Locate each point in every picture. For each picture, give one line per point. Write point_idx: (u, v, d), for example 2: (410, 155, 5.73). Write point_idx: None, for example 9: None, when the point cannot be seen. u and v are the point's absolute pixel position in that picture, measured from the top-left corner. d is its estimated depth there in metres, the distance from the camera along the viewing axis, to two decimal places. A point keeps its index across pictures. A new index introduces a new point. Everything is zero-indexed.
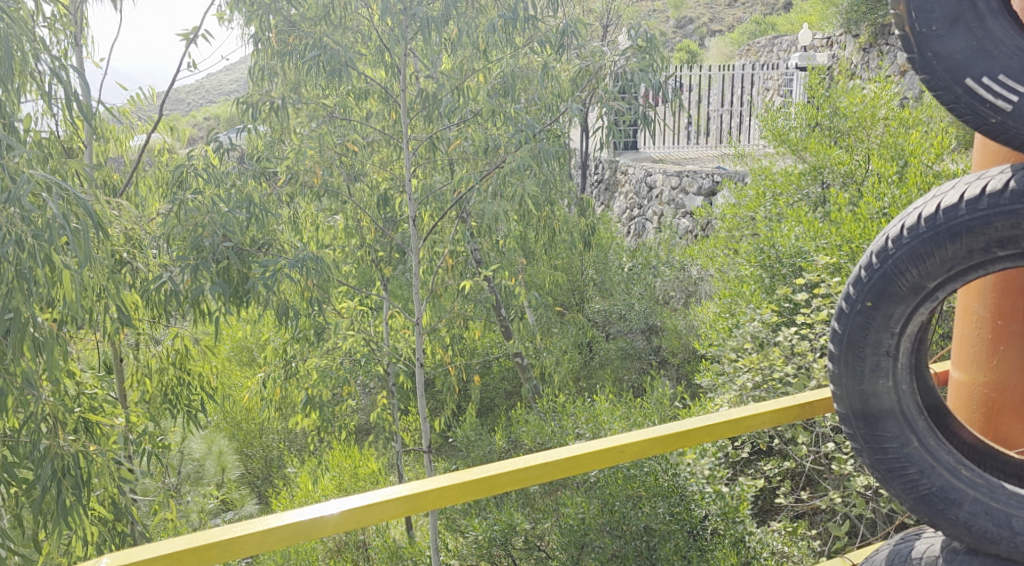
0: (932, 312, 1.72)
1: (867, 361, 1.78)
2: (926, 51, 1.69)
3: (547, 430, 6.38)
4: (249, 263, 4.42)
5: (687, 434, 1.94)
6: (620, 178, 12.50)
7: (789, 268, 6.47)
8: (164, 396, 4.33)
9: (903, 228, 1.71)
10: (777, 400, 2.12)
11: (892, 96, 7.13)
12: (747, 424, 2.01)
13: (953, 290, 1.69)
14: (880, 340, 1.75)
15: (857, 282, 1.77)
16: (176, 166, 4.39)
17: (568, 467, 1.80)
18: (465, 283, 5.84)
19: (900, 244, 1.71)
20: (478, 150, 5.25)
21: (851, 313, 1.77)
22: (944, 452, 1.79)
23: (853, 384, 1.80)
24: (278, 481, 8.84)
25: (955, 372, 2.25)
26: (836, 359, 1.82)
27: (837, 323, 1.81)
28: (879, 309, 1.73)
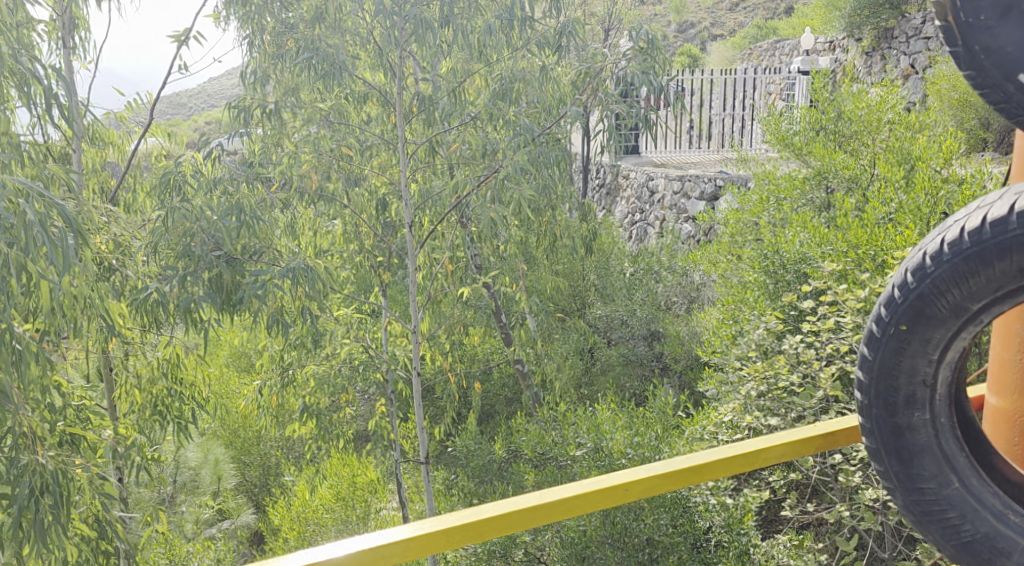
0: (973, 336, 1.59)
1: (901, 389, 1.66)
2: (973, 44, 1.58)
3: (548, 440, 6.26)
4: (240, 271, 4.32)
5: (704, 468, 1.80)
6: (621, 183, 12.40)
7: (793, 274, 6.35)
8: (154, 408, 4.23)
9: (942, 244, 1.58)
10: (798, 429, 1.96)
11: (897, 99, 7.02)
12: (767, 456, 1.86)
13: (998, 313, 1.56)
14: (916, 367, 1.63)
15: (890, 303, 1.66)
16: (163, 173, 4.28)
17: (576, 505, 1.66)
18: (465, 290, 5.72)
19: (940, 261, 1.59)
20: (476, 153, 5.14)
21: (882, 338, 1.66)
22: (989, 495, 1.69)
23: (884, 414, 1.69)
24: (276, 489, 8.72)
25: (992, 399, 2.09)
26: (867, 388, 1.70)
27: (867, 347, 1.70)
28: (914, 333, 1.61)
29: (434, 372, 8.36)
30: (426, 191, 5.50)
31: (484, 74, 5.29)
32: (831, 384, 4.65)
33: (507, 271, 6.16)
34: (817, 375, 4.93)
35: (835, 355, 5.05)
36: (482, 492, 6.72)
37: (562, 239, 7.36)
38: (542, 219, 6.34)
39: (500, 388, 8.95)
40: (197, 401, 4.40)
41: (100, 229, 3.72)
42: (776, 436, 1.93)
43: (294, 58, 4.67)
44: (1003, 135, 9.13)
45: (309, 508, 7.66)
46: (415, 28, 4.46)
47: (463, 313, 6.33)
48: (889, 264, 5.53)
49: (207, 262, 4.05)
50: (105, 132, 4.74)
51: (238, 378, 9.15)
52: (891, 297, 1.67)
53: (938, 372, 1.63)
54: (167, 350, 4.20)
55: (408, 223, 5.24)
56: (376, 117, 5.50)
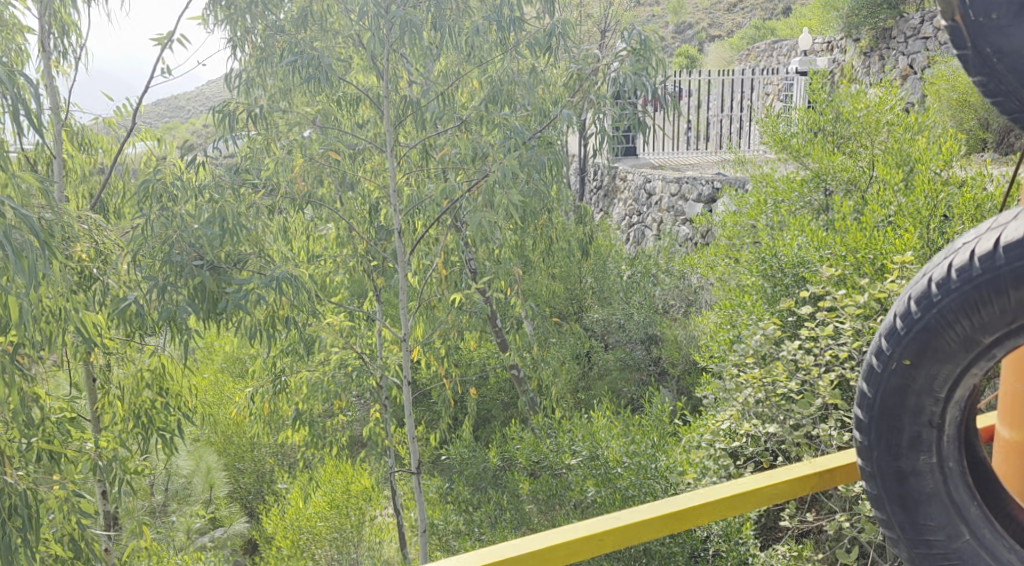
0: (985, 372, 1.53)
1: (906, 426, 1.61)
2: (984, 46, 1.49)
3: (542, 448, 6.17)
4: (224, 280, 4.22)
5: (691, 513, 1.70)
6: (619, 185, 12.30)
7: (791, 278, 6.28)
8: (136, 419, 4.11)
9: (947, 273, 1.54)
10: (795, 466, 1.87)
11: (897, 100, 6.92)
12: (759, 496, 1.77)
13: (1012, 348, 1.50)
14: (921, 406, 1.58)
15: (893, 335, 1.61)
16: (142, 180, 4.17)
17: (549, 556, 1.57)
18: (457, 296, 5.62)
19: (947, 290, 1.53)
20: (466, 158, 5.01)
21: (885, 372, 1.61)
22: (1002, 548, 1.63)
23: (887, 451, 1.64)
24: (269, 496, 8.62)
25: (1003, 431, 1.91)
26: (870, 428, 1.65)
27: (868, 381, 1.65)
28: (919, 368, 1.56)
29: (428, 378, 8.26)
30: (415, 195, 5.39)
31: (477, 77, 5.20)
32: (829, 393, 4.55)
33: (502, 276, 6.06)
34: (816, 382, 4.83)
35: (834, 362, 4.97)
36: (476, 500, 6.61)
37: (559, 243, 7.26)
38: (536, 223, 6.24)
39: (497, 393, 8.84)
40: (182, 412, 4.31)
41: (78, 238, 3.65)
42: (773, 474, 1.84)
43: (278, 61, 4.58)
44: (1002, 135, 9.04)
45: (302, 517, 7.55)
46: (401, 28, 4.40)
47: (457, 319, 6.20)
48: (889, 269, 5.45)
49: (188, 272, 4.00)
50: (93, 137, 4.63)
51: (231, 384, 9.05)
52: (893, 326, 1.61)
53: (946, 410, 1.58)
54: (153, 360, 4.12)
55: (397, 229, 5.12)
56: (367, 121, 5.41)
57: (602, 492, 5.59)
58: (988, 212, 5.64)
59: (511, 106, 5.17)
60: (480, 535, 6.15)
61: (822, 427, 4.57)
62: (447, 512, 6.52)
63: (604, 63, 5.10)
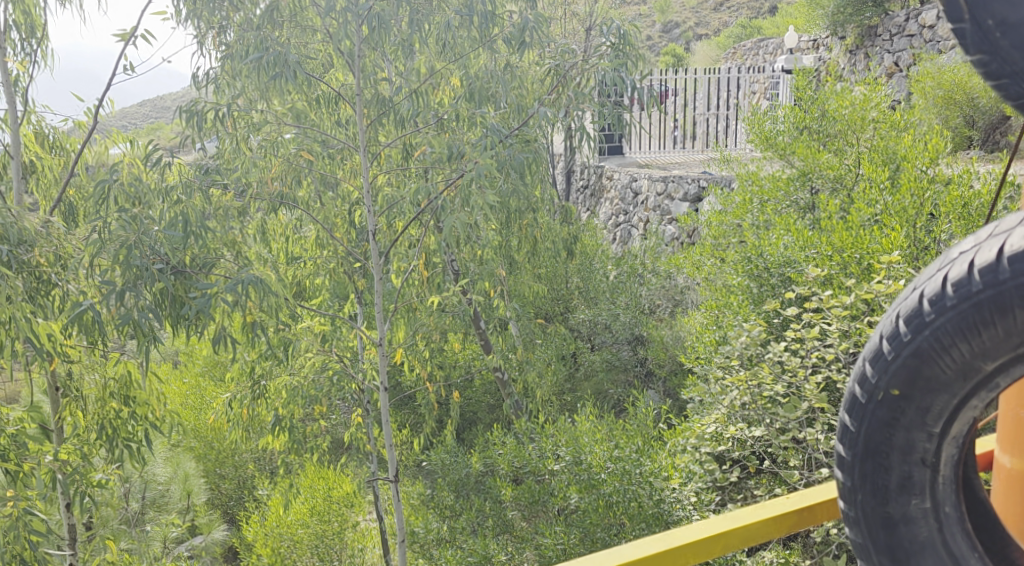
0: (984, 403, 1.53)
1: (897, 462, 1.60)
2: (985, 18, 1.50)
3: (525, 453, 6.06)
4: (188, 285, 4.11)
5: (655, 560, 1.67)
6: (605, 184, 12.17)
7: (777, 278, 6.17)
8: (100, 429, 4.03)
9: (938, 294, 1.54)
10: (771, 504, 1.82)
11: (882, 97, 6.85)
12: (732, 539, 1.72)
13: (1012, 376, 1.50)
14: (913, 441, 1.58)
15: (880, 363, 1.60)
16: (98, 182, 4.00)
17: None
18: (434, 300, 5.49)
19: (941, 309, 1.53)
20: (442, 157, 4.88)
21: (873, 401, 1.60)
22: None
23: (876, 485, 1.62)
24: (249, 503, 8.47)
25: (1004, 459, 1.92)
26: (857, 465, 1.64)
27: (853, 413, 1.64)
28: (910, 400, 1.56)
29: (412, 381, 8.11)
30: (391, 196, 5.26)
31: (454, 74, 5.09)
32: (815, 396, 4.49)
33: (484, 277, 5.94)
34: (801, 384, 4.75)
35: (820, 364, 4.89)
36: (458, 507, 6.49)
37: (543, 243, 7.15)
38: (520, 223, 6.12)
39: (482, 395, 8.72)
40: (149, 421, 4.22)
41: (33, 243, 3.55)
42: (748, 512, 1.79)
43: (244, 57, 4.46)
44: (988, 132, 9.08)
45: (282, 523, 7.39)
46: (371, 24, 4.29)
47: (439, 321, 5.95)
48: (875, 268, 5.37)
49: (149, 276, 3.81)
50: (64, 140, 4.45)
51: (212, 388, 8.91)
52: (881, 351, 1.62)
53: (940, 444, 1.57)
54: (118, 367, 4.04)
55: (371, 232, 4.98)
56: (343, 119, 5.28)
57: (585, 498, 5.50)
58: (975, 210, 5.53)
59: (490, 104, 5.06)
60: (462, 542, 6.02)
61: (809, 430, 4.53)
62: (428, 519, 6.40)
63: (583, 60, 5.00)
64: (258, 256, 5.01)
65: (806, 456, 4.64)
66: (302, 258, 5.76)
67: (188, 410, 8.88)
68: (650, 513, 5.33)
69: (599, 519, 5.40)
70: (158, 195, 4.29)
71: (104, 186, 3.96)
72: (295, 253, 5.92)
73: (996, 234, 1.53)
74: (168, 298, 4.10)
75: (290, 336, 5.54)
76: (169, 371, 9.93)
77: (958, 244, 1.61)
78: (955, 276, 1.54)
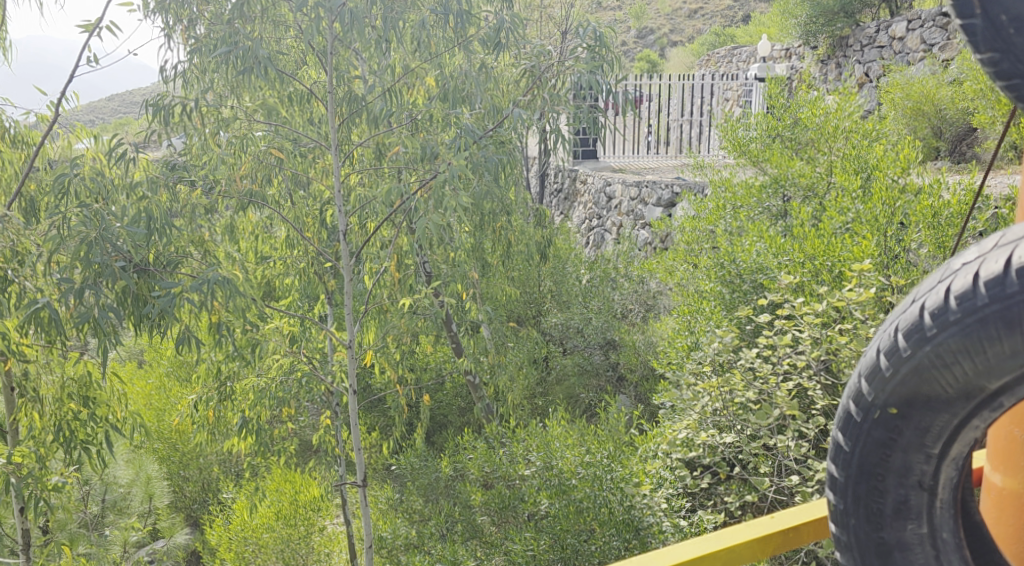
0: (985, 424, 1.51)
1: (892, 485, 1.59)
2: (998, 14, 1.53)
3: (495, 458, 5.93)
4: (151, 283, 4.04)
5: None
6: (580, 188, 12.14)
7: (749, 284, 6.22)
8: (58, 431, 3.95)
9: (938, 307, 1.52)
10: (757, 524, 1.80)
11: (854, 107, 6.89)
12: (716, 561, 1.69)
13: (1016, 397, 1.48)
14: (910, 462, 1.57)
15: (877, 381, 1.59)
16: (57, 175, 3.88)
17: None
18: (405, 303, 5.42)
19: (943, 323, 1.51)
20: (416, 158, 4.82)
21: (869, 420, 1.60)
22: None
23: (870, 509, 1.63)
24: (214, 506, 8.33)
25: (995, 477, 1.93)
26: (850, 485, 1.64)
27: (848, 431, 1.64)
28: (907, 419, 1.55)
29: (382, 384, 8.01)
30: (363, 196, 5.18)
31: (430, 74, 5.04)
32: (787, 404, 4.69)
33: (456, 279, 5.80)
34: (773, 392, 4.89)
35: (791, 372, 5.01)
36: (426, 512, 6.42)
37: (517, 246, 7.12)
38: (493, 225, 6.07)
39: (452, 398, 8.64)
40: (109, 423, 4.17)
41: None
42: (734, 532, 1.77)
43: (214, 51, 4.38)
44: (954, 144, 9.14)
45: (247, 527, 7.20)
46: (344, 20, 4.24)
47: (410, 324, 5.72)
48: (846, 275, 5.40)
49: (110, 274, 3.74)
50: (27, 133, 4.19)
51: (177, 389, 8.76)
52: (878, 366, 1.60)
53: (938, 466, 1.56)
54: (79, 367, 3.97)
55: (343, 232, 4.88)
56: (316, 117, 5.21)
57: (555, 504, 5.30)
58: (946, 219, 5.56)
59: (464, 105, 5.00)
60: (430, 548, 5.97)
61: (780, 439, 4.72)
62: (396, 524, 6.34)
63: (559, 61, 4.98)
64: (226, 256, 4.90)
65: (775, 464, 4.81)
66: (272, 257, 5.67)
67: (152, 410, 8.71)
68: (621, 519, 5.17)
69: (570, 525, 5.20)
70: (122, 189, 4.21)
71: (64, 180, 3.85)
72: (264, 252, 5.83)
73: (1003, 246, 1.51)
74: (130, 297, 4.00)
75: (257, 337, 5.34)
76: (133, 371, 9.73)
77: (961, 255, 1.60)
78: (959, 289, 1.52)
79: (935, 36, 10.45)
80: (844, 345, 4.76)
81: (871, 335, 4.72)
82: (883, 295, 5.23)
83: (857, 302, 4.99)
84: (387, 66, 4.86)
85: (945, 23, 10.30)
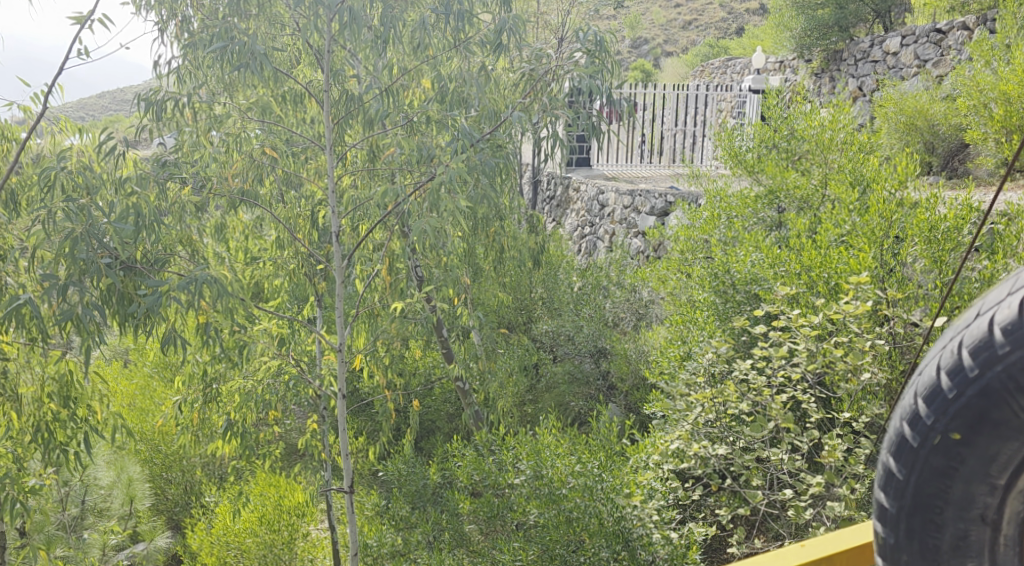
0: None
1: (950, 518, 1.77)
2: None
3: (485, 466, 5.75)
4: (137, 281, 3.96)
5: None
6: (572, 196, 12.07)
7: (743, 295, 6.20)
8: (36, 431, 3.89)
9: (1008, 327, 1.73)
10: (790, 554, 2.15)
11: (849, 120, 6.86)
12: None
13: None
14: (973, 492, 1.74)
15: (942, 402, 1.78)
16: (42, 169, 3.79)
17: None
18: (397, 308, 5.35)
19: (1014, 344, 1.71)
20: (412, 160, 4.76)
21: (928, 446, 1.79)
22: None
23: (925, 545, 1.80)
24: (196, 510, 8.21)
25: None
26: (906, 513, 1.82)
27: (904, 459, 1.83)
28: (972, 442, 1.73)
29: (370, 388, 7.93)
30: (356, 197, 5.11)
31: (427, 76, 4.98)
32: (782, 417, 4.70)
33: (449, 285, 5.63)
34: (767, 404, 4.89)
35: (785, 384, 5.02)
36: (413, 519, 6.31)
37: (509, 252, 7.06)
38: (486, 230, 6.00)
39: (441, 404, 8.56)
40: (89, 424, 4.09)
41: None
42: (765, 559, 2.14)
43: (208, 47, 4.30)
44: (947, 159, 9.09)
45: (229, 532, 7.01)
46: (343, 19, 4.19)
47: (400, 328, 5.59)
48: (842, 288, 5.37)
49: (94, 270, 3.69)
50: (6, 127, 4.02)
51: (162, 390, 8.68)
52: (940, 390, 1.80)
53: (1000, 498, 1.73)
54: (60, 365, 3.89)
55: (335, 232, 4.77)
56: (310, 117, 5.18)
57: (545, 514, 4.99)
58: (942, 233, 5.44)
59: (461, 108, 4.95)
60: (417, 556, 5.87)
61: (774, 451, 4.78)
62: (382, 531, 6.16)
63: (558, 65, 4.93)
64: (214, 256, 4.81)
65: (767, 477, 4.88)
66: (262, 258, 5.59)
67: (135, 411, 8.60)
68: (610, 530, 4.91)
69: (559, 535, 4.91)
70: (110, 185, 4.12)
71: (48, 174, 3.76)
72: (254, 252, 5.75)
73: None
74: (115, 295, 3.93)
75: (244, 339, 5.17)
76: (117, 370, 9.62)
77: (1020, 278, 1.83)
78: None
79: (929, 52, 10.51)
80: (839, 358, 4.79)
81: (867, 348, 4.75)
82: (879, 309, 5.22)
83: (852, 315, 5.00)
84: (384, 66, 4.80)
85: (939, 40, 10.36)
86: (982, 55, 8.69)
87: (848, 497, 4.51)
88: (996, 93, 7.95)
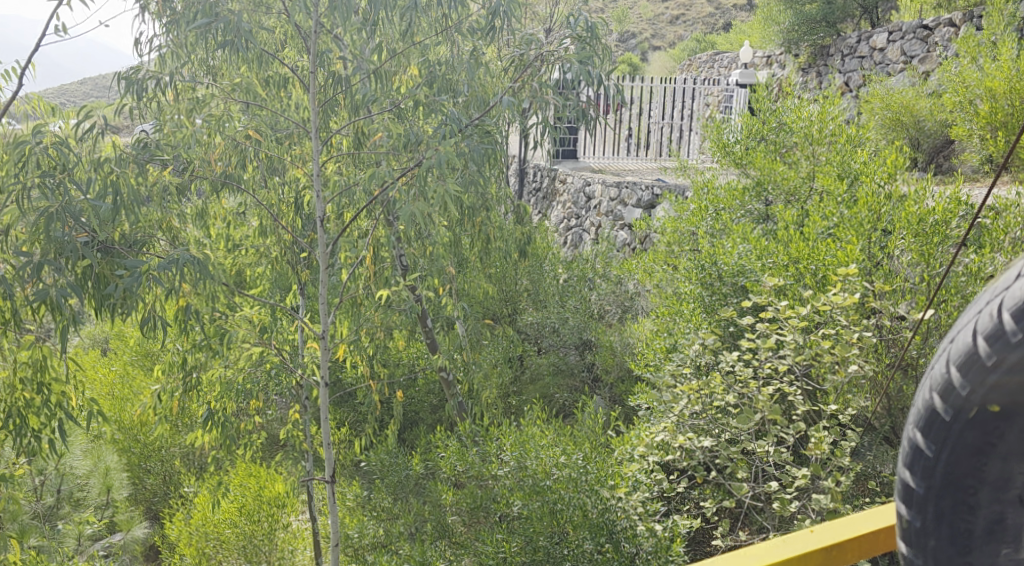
0: None
1: (984, 495, 1.83)
2: None
3: (468, 457, 5.60)
4: (115, 263, 3.88)
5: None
6: (558, 188, 12.02)
7: (730, 287, 6.08)
8: (8, 418, 3.79)
9: None
10: (803, 538, 2.15)
11: (838, 113, 6.86)
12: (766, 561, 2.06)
13: None
14: (1008, 468, 1.80)
15: (979, 374, 1.77)
16: (16, 144, 3.69)
17: None
18: (381, 296, 5.27)
19: None
20: (399, 145, 4.67)
21: (963, 421, 1.81)
22: None
23: (954, 526, 1.86)
24: (175, 500, 8.09)
25: None
26: (937, 489, 1.86)
27: (936, 435, 1.85)
28: (1011, 419, 1.77)
29: (353, 378, 7.85)
30: (341, 182, 5.02)
31: (414, 60, 4.90)
32: (768, 408, 4.68)
33: (434, 274, 5.56)
34: (754, 396, 4.87)
35: (773, 376, 5.00)
36: (396, 510, 6.23)
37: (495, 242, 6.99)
38: (473, 220, 5.93)
39: (425, 394, 8.50)
40: (63, 410, 3.97)
41: None
42: (780, 543, 2.14)
43: (190, 24, 4.21)
44: (932, 155, 9.11)
45: (208, 523, 6.92)
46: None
47: (384, 317, 5.50)
48: (830, 279, 5.38)
49: (71, 250, 3.61)
50: None
51: (142, 378, 8.54)
52: (974, 361, 1.79)
53: None
54: (33, 350, 3.79)
55: (319, 218, 4.68)
56: (294, 102, 5.10)
57: (528, 505, 4.90)
58: (931, 227, 5.41)
59: (449, 93, 4.87)
60: (398, 548, 5.78)
61: (759, 444, 4.74)
62: (363, 522, 6.10)
63: (547, 51, 4.85)
64: (195, 241, 4.70)
65: (753, 469, 4.85)
66: (245, 244, 5.50)
67: (114, 400, 8.47)
68: (595, 522, 4.84)
69: (542, 527, 4.80)
70: (88, 165, 4.03)
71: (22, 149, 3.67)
72: (236, 240, 5.65)
73: None
74: (92, 278, 3.86)
75: (226, 326, 5.07)
76: (95, 359, 9.46)
77: None
78: None
79: (915, 48, 10.52)
80: (826, 350, 4.78)
81: (854, 340, 4.73)
82: (866, 301, 5.22)
83: (840, 306, 4.98)
84: (371, 49, 4.70)
85: (926, 36, 10.35)
86: (969, 51, 8.70)
87: (833, 490, 4.47)
88: (983, 89, 7.93)
